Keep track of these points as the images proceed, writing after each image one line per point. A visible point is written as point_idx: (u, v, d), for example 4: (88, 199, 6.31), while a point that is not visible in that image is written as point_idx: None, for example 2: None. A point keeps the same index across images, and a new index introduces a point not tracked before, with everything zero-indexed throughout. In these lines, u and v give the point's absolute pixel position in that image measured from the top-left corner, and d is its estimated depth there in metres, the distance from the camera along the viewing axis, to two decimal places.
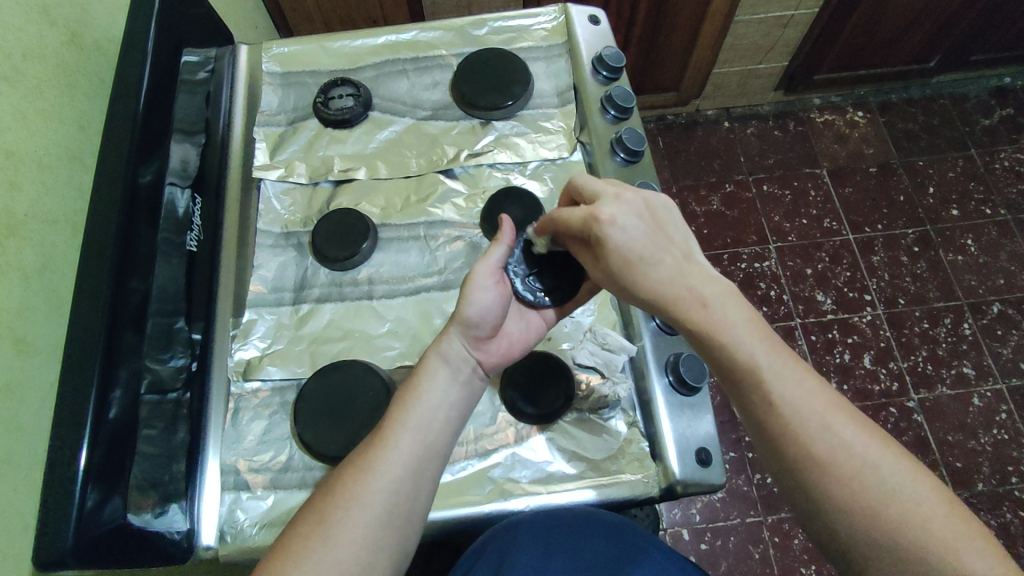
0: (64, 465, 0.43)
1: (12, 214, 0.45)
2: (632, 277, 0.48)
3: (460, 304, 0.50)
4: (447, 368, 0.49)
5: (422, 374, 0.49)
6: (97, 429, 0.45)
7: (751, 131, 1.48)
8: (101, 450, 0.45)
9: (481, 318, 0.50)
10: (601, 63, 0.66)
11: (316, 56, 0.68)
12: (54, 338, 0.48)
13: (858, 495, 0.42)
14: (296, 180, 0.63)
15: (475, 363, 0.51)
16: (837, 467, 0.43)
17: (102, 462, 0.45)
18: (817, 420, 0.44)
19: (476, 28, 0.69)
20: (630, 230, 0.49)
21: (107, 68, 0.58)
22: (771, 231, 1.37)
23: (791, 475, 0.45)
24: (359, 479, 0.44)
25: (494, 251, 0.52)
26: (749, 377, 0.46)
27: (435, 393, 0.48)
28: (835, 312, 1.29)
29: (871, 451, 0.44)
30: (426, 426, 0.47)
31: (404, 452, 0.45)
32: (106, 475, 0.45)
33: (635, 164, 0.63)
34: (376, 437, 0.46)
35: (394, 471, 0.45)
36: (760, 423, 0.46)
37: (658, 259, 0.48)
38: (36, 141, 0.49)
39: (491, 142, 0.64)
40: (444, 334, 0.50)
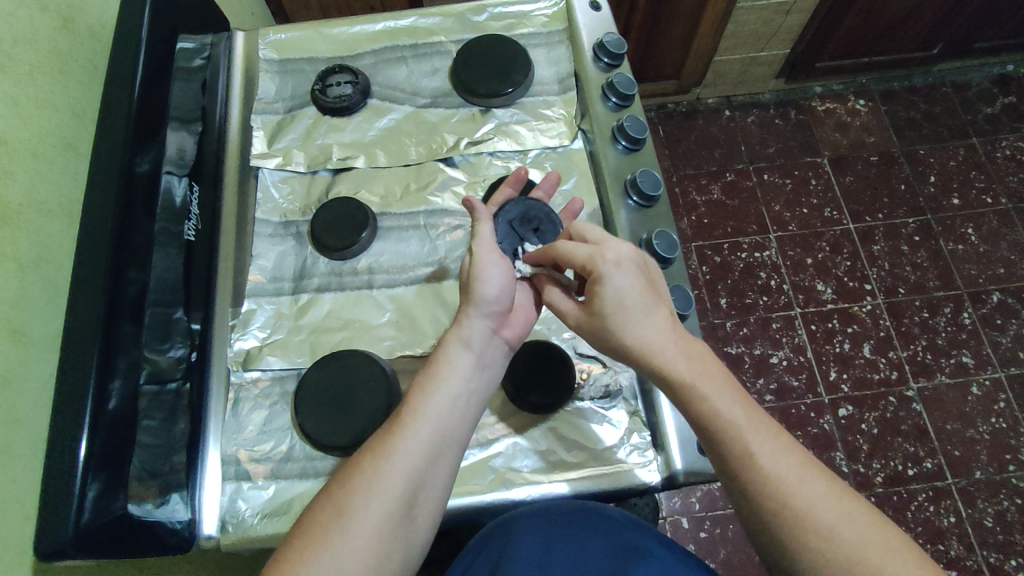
0: (64, 456, 0.43)
1: (7, 204, 0.45)
2: (620, 326, 0.47)
3: (475, 286, 0.50)
4: (468, 354, 0.49)
5: (443, 359, 0.48)
6: (96, 421, 0.45)
7: (752, 119, 1.47)
8: (101, 442, 0.45)
9: (502, 299, 0.51)
10: (601, 50, 0.65)
11: (314, 43, 0.67)
12: (51, 328, 0.47)
13: (831, 549, 0.42)
14: (294, 169, 0.62)
15: (497, 348, 0.51)
16: (807, 520, 0.42)
17: (102, 454, 0.45)
18: (791, 473, 0.44)
19: (475, 14, 0.69)
20: (630, 277, 0.48)
21: (101, 55, 0.57)
22: (771, 220, 1.37)
23: (763, 529, 0.44)
24: (378, 467, 0.44)
25: (483, 228, 0.52)
26: (723, 430, 0.45)
27: (455, 381, 0.47)
28: (834, 301, 1.29)
29: (839, 500, 0.43)
30: (447, 414, 0.46)
31: (426, 439, 0.45)
32: (107, 468, 0.45)
33: (636, 153, 0.63)
34: (398, 424, 0.46)
35: (415, 459, 0.44)
36: (732, 476, 0.45)
37: (646, 313, 0.47)
38: (29, 129, 0.48)
39: (492, 130, 0.63)
40: (464, 320, 0.50)
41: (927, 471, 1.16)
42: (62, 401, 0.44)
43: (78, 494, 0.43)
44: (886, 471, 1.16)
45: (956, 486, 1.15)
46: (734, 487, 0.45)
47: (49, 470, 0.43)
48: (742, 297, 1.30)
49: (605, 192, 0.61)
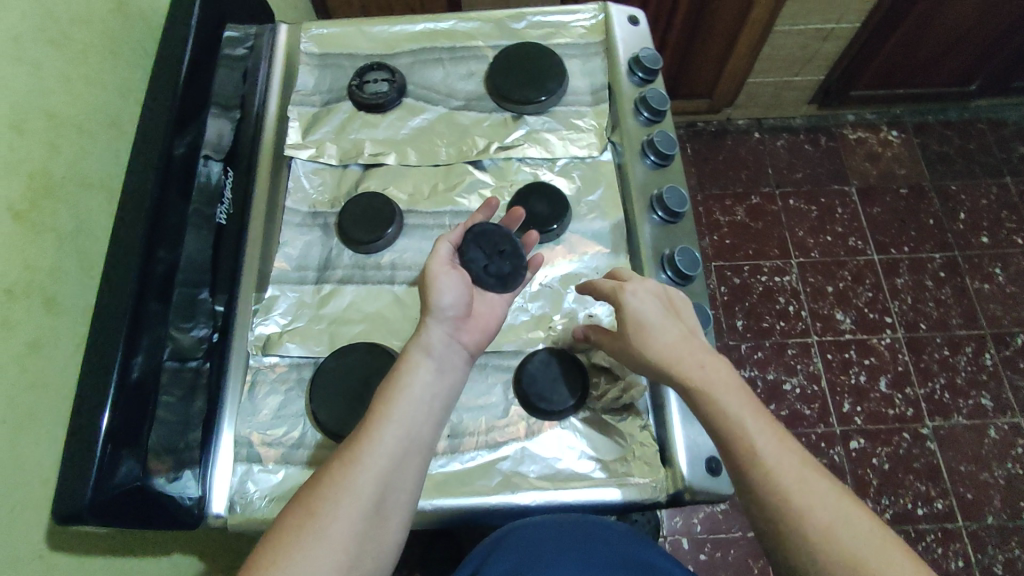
0: (86, 424, 0.44)
1: (51, 175, 0.47)
2: (641, 343, 0.49)
3: (429, 296, 0.50)
4: (429, 358, 0.49)
5: (404, 366, 0.48)
6: (120, 388, 0.46)
7: (782, 143, 1.46)
8: (122, 412, 0.46)
9: (462, 305, 0.51)
10: (637, 65, 0.66)
11: (355, 39, 0.69)
12: (83, 299, 0.49)
13: (832, 552, 0.42)
14: (326, 161, 0.63)
15: (458, 352, 0.50)
16: (810, 521, 0.43)
17: (120, 424, 0.46)
18: (794, 473, 0.44)
19: (515, 21, 0.69)
20: (651, 302, 0.50)
21: (151, 38, 0.59)
22: (794, 246, 1.36)
23: (766, 524, 0.44)
24: (345, 473, 0.44)
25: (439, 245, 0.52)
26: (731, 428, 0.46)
27: (419, 386, 0.48)
28: (853, 331, 1.27)
29: (845, 507, 0.43)
30: (411, 418, 0.46)
31: (390, 445, 0.45)
32: (124, 440, 0.46)
33: (665, 168, 0.63)
34: (362, 431, 0.46)
35: (382, 464, 0.44)
36: (738, 473, 0.46)
37: (666, 329, 0.49)
38: (78, 105, 0.50)
39: (523, 136, 0.64)
40: (427, 324, 0.50)
41: (938, 512, 1.14)
42: (88, 369, 0.45)
43: (98, 465, 0.44)
44: (895, 508, 1.14)
45: (965, 529, 1.13)
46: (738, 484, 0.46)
47: (71, 435, 0.44)
48: (760, 320, 1.29)
49: (631, 205, 0.61)
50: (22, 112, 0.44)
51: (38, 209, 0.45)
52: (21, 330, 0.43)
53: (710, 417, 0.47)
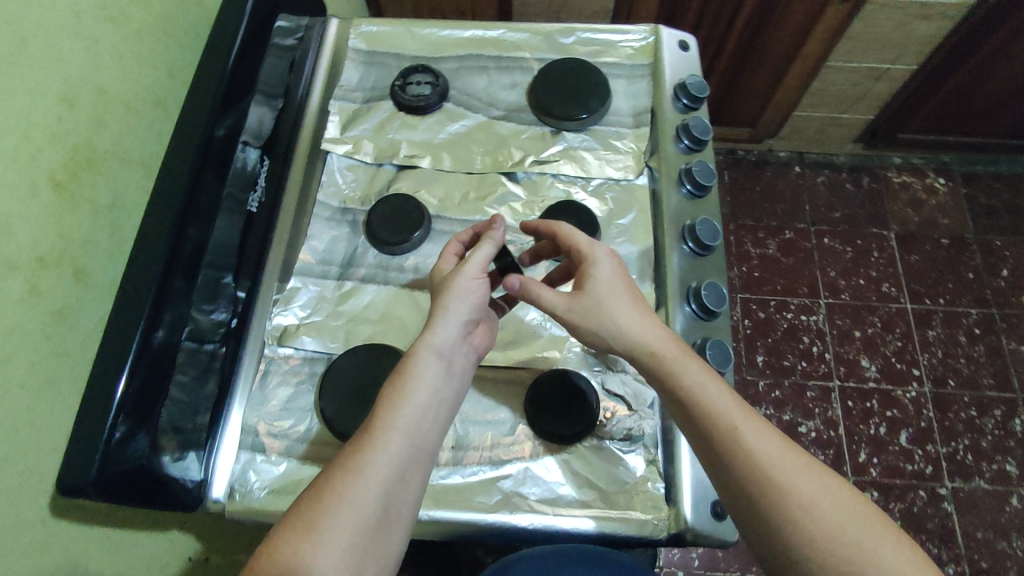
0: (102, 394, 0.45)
1: (94, 149, 0.48)
2: (612, 308, 0.50)
3: (448, 297, 0.50)
4: (439, 361, 0.48)
5: (411, 370, 0.47)
6: (142, 353, 0.47)
7: (822, 180, 1.43)
8: (139, 381, 0.46)
9: (474, 310, 0.51)
10: (683, 91, 0.65)
11: (403, 40, 0.69)
12: (112, 272, 0.50)
13: (817, 529, 0.42)
14: (361, 158, 0.64)
15: (465, 355, 0.50)
16: (791, 499, 0.43)
17: (135, 396, 0.46)
18: (765, 447, 0.45)
19: (563, 36, 0.69)
20: (620, 270, 0.53)
21: (204, 22, 0.60)
22: (824, 286, 1.32)
23: (749, 510, 0.44)
24: (349, 482, 0.43)
25: (483, 248, 0.52)
26: (709, 411, 0.46)
27: (425, 392, 0.47)
28: (877, 380, 1.24)
29: (823, 481, 0.44)
30: (416, 425, 0.46)
31: (396, 453, 0.45)
32: (137, 412, 0.47)
33: (701, 199, 0.61)
34: (366, 438, 0.45)
35: (386, 473, 0.44)
36: (717, 458, 0.46)
37: (628, 306, 0.50)
38: (128, 82, 0.51)
39: (559, 152, 0.63)
40: (434, 326, 0.49)
41: None
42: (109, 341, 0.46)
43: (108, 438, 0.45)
44: None
45: None
46: (720, 474, 0.45)
47: (88, 404, 0.45)
48: (781, 358, 1.26)
49: (661, 233, 0.60)
50: (74, 85, 0.45)
51: (78, 181, 0.46)
52: (49, 297, 0.44)
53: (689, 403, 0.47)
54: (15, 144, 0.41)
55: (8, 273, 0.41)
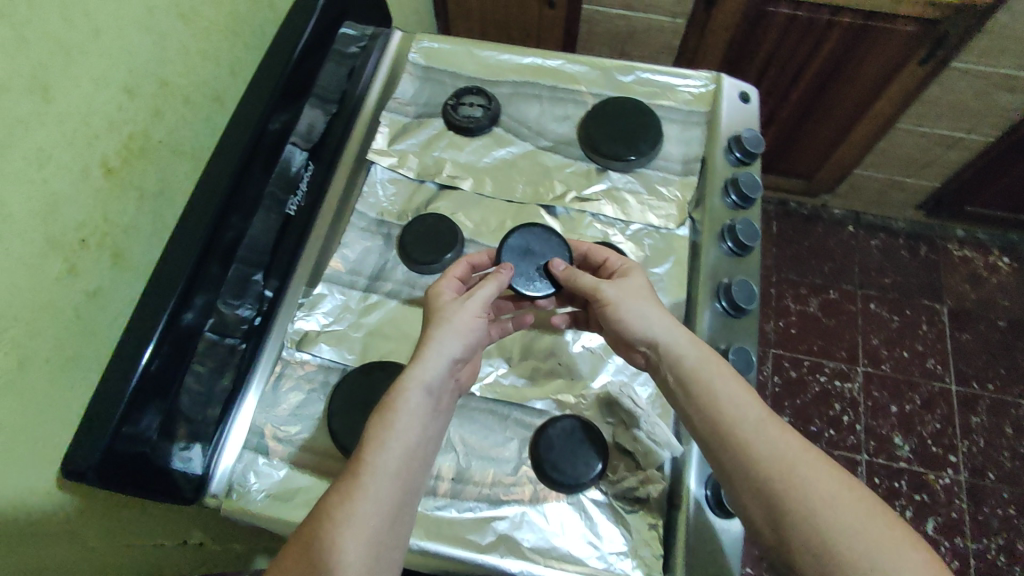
0: (121, 373, 0.46)
1: (149, 138, 0.49)
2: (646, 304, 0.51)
3: (442, 335, 0.49)
4: (427, 398, 0.47)
5: (398, 410, 0.46)
6: (167, 330, 0.48)
7: (876, 243, 1.38)
8: (162, 357, 0.48)
9: (466, 347, 0.50)
10: (737, 144, 0.63)
11: (462, 59, 0.70)
12: (148, 257, 0.51)
13: (838, 526, 0.40)
14: (404, 173, 0.64)
15: (450, 391, 0.49)
16: (809, 493, 0.41)
17: (156, 371, 0.48)
18: (748, 415, 0.45)
19: (622, 73, 0.68)
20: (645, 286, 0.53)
21: (271, 25, 0.62)
22: (864, 353, 1.27)
23: (767, 506, 0.42)
24: (337, 535, 0.41)
25: (484, 290, 0.52)
26: (727, 404, 0.45)
27: (411, 430, 0.45)
28: (909, 461, 1.17)
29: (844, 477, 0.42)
30: (403, 467, 0.44)
31: (389, 497, 0.43)
32: (153, 389, 0.48)
33: (741, 258, 0.59)
34: (351, 484, 0.43)
35: (376, 521, 0.42)
36: (733, 453, 0.44)
37: (654, 308, 0.51)
38: (190, 77, 0.53)
39: (602, 191, 0.62)
40: (422, 361, 0.48)
41: None
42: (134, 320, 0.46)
43: (121, 413, 0.46)
44: None
45: None
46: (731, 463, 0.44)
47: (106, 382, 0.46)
48: (808, 422, 1.21)
49: (696, 288, 0.58)
50: (138, 77, 0.47)
51: (129, 167, 0.48)
52: (85, 277, 0.45)
53: (709, 397, 0.46)
54: (74, 129, 0.42)
55: (49, 251, 0.42)
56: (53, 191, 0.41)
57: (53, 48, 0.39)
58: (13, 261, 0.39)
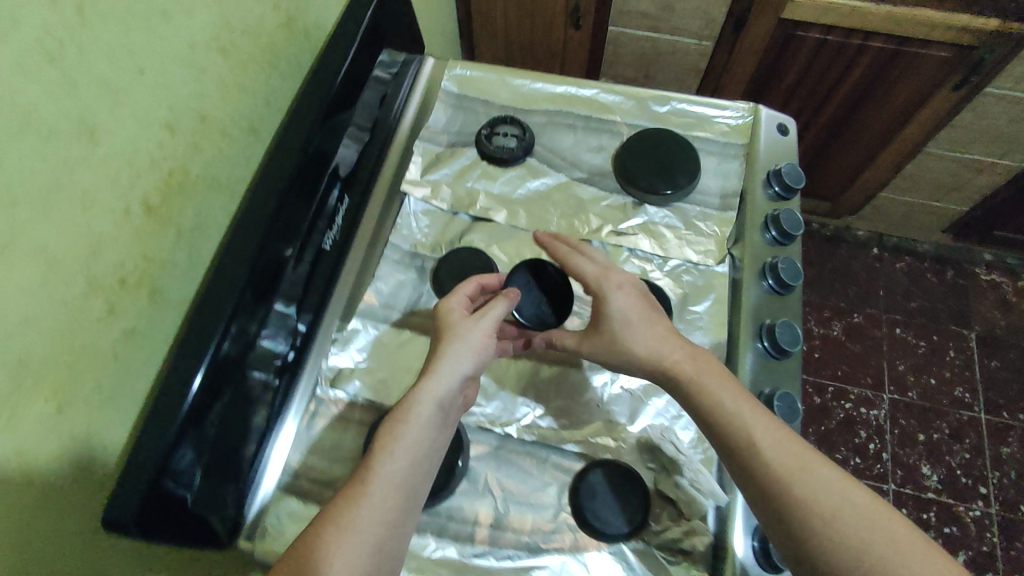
0: (164, 408, 0.42)
1: (187, 173, 0.48)
2: (628, 337, 0.51)
3: (448, 353, 0.49)
4: (437, 413, 0.46)
5: (410, 421, 0.45)
6: (213, 361, 0.45)
7: (901, 266, 1.36)
8: (206, 388, 0.44)
9: (478, 364, 0.49)
10: (776, 177, 0.62)
11: (495, 88, 0.69)
12: (183, 293, 0.50)
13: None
14: (438, 204, 0.63)
15: (459, 407, 0.49)
16: (819, 492, 0.42)
17: (198, 403, 0.44)
18: (759, 420, 0.46)
19: (658, 104, 0.67)
20: (632, 300, 0.52)
21: (305, 55, 0.62)
22: (890, 380, 1.24)
23: (778, 513, 0.43)
24: (339, 542, 0.39)
25: (493, 315, 0.51)
26: (759, 445, 0.45)
27: (420, 443, 0.45)
28: (938, 492, 1.15)
29: (879, 519, 0.41)
30: (408, 480, 0.43)
31: (393, 510, 0.42)
32: (194, 422, 0.44)
33: (782, 296, 0.58)
34: (357, 490, 0.42)
35: (377, 532, 0.41)
36: (771, 502, 0.43)
37: (646, 324, 0.51)
38: (228, 110, 0.52)
39: (639, 225, 0.61)
40: (436, 375, 0.47)
41: None
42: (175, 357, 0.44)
43: (166, 452, 0.42)
44: None
45: None
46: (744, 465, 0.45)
47: (149, 422, 0.42)
48: (833, 450, 1.18)
49: (736, 327, 0.57)
50: (179, 113, 0.46)
51: (168, 204, 0.47)
52: (121, 316, 0.44)
53: (742, 437, 0.45)
54: (115, 168, 0.41)
55: (88, 293, 0.41)
56: (94, 232, 0.40)
57: (98, 88, 0.38)
58: (53, 305, 0.38)
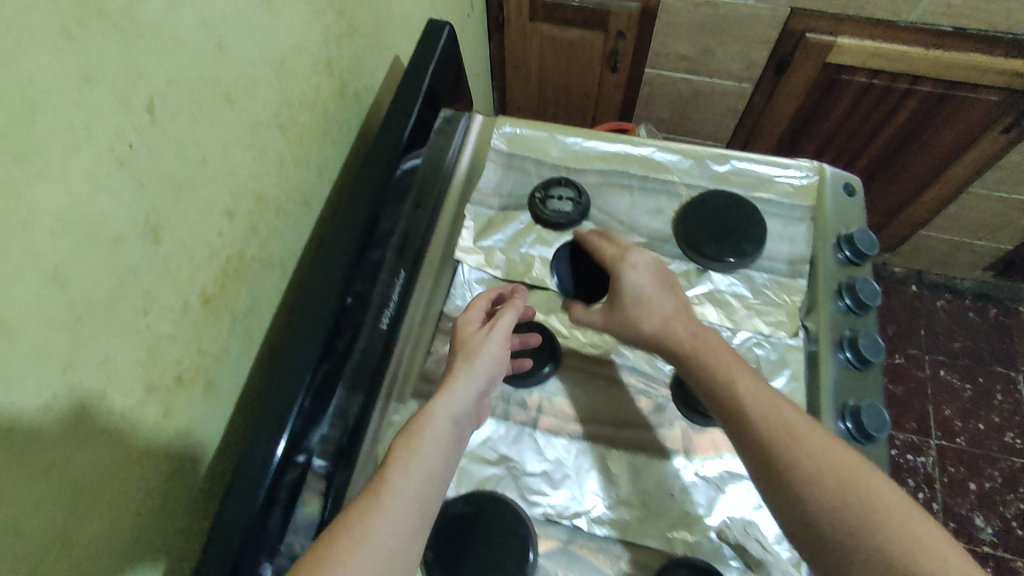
0: (231, 519, 0.41)
1: (243, 257, 0.46)
2: (640, 313, 0.52)
3: (463, 366, 0.49)
4: (452, 427, 0.45)
5: (425, 434, 0.44)
6: (281, 463, 0.43)
7: (941, 304, 1.33)
8: (273, 493, 0.42)
9: (491, 381, 0.50)
10: (846, 242, 0.60)
11: (546, 146, 0.67)
12: (235, 379, 0.48)
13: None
14: (492, 272, 0.61)
15: (472, 424, 0.48)
16: (828, 471, 0.40)
17: (263, 510, 0.42)
18: (767, 400, 0.44)
19: (717, 162, 0.65)
20: (647, 276, 0.54)
21: (355, 118, 0.60)
22: (937, 425, 1.20)
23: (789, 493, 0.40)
24: (352, 551, 0.36)
25: (504, 324, 0.52)
26: (774, 440, 0.42)
27: (437, 456, 0.43)
28: (992, 545, 1.10)
29: (908, 523, 0.38)
30: (424, 492, 0.41)
31: (408, 520, 0.39)
32: (252, 529, 0.41)
33: (862, 373, 0.55)
34: (370, 499, 0.39)
35: (393, 541, 0.38)
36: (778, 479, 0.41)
37: (662, 297, 0.52)
38: (283, 186, 0.50)
39: (704, 293, 0.59)
40: (451, 390, 0.47)
41: None
42: (238, 465, 0.42)
43: (234, 562, 0.40)
44: None
45: None
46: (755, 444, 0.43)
47: (214, 528, 0.40)
48: None
49: (815, 406, 0.53)
50: (238, 198, 0.44)
51: (225, 292, 0.44)
52: (177, 417, 0.41)
53: (759, 435, 0.43)
54: (177, 265, 0.39)
55: (146, 399, 0.38)
56: (155, 333, 0.38)
57: (164, 186, 0.36)
58: (112, 418, 0.36)
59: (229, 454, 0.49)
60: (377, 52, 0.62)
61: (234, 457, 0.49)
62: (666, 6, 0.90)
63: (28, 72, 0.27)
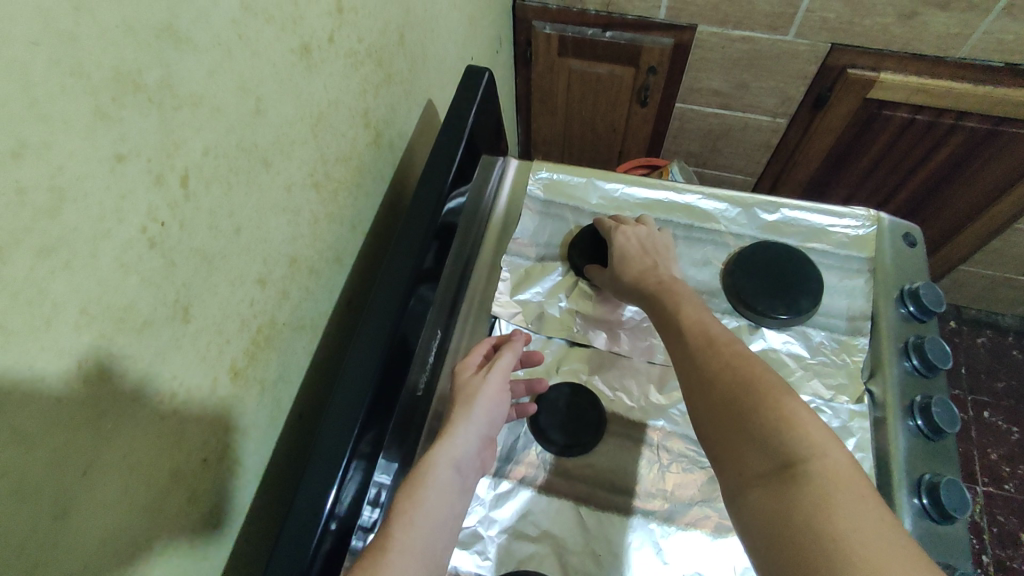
0: None
1: (275, 323, 0.43)
2: (620, 266, 0.55)
3: (466, 408, 0.47)
4: (456, 475, 0.43)
5: (431, 482, 0.42)
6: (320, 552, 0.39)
7: (982, 342, 1.28)
8: None
9: (492, 424, 0.48)
10: (911, 297, 0.56)
11: (584, 193, 0.64)
12: (263, 453, 0.44)
13: (796, 483, 0.35)
14: (530, 328, 0.58)
15: (476, 470, 0.46)
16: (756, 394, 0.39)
17: None
18: (721, 339, 0.44)
19: (767, 211, 0.61)
20: (633, 237, 0.57)
21: (388, 165, 0.57)
22: (982, 469, 1.14)
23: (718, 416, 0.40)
24: None
25: (503, 360, 0.50)
26: (718, 369, 0.42)
27: (442, 505, 0.41)
28: None
29: (816, 443, 0.36)
30: (431, 545, 0.39)
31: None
32: None
33: (935, 443, 0.50)
34: (374, 557, 0.37)
35: None
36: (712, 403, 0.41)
37: (637, 256, 0.56)
38: (316, 245, 0.47)
39: (758, 352, 0.55)
40: (452, 437, 0.45)
41: None
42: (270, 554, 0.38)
43: None
44: None
45: None
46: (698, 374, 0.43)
47: None
48: None
49: (886, 480, 0.49)
50: (271, 264, 0.41)
51: (256, 363, 0.41)
52: (202, 501, 0.38)
53: (703, 367, 0.43)
54: (207, 342, 0.36)
55: (170, 487, 0.35)
56: (181, 416, 0.35)
57: (197, 260, 0.33)
58: (135, 514, 0.32)
59: (255, 533, 0.45)
60: (412, 97, 0.59)
61: (258, 535, 0.45)
62: (701, 41, 0.88)
63: (59, 160, 0.24)
